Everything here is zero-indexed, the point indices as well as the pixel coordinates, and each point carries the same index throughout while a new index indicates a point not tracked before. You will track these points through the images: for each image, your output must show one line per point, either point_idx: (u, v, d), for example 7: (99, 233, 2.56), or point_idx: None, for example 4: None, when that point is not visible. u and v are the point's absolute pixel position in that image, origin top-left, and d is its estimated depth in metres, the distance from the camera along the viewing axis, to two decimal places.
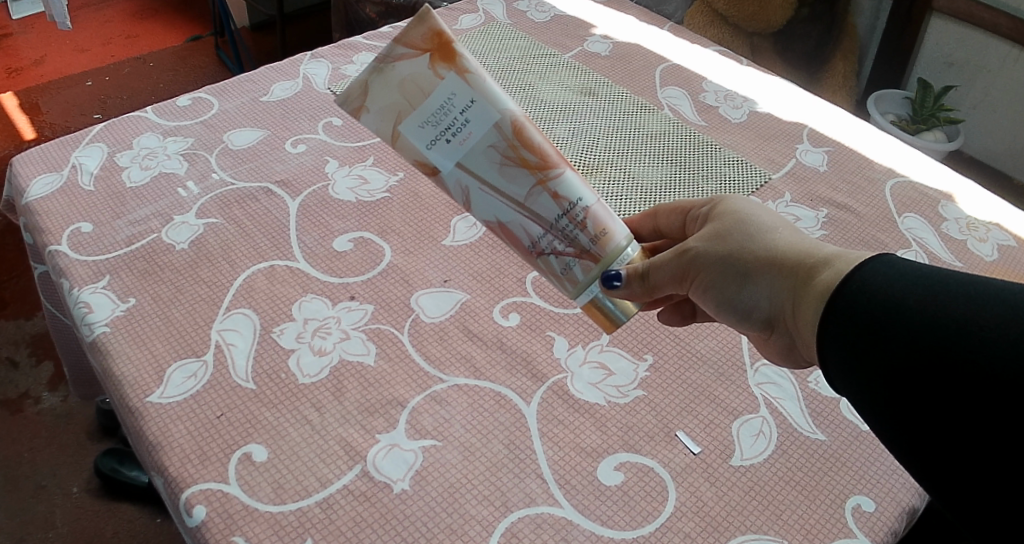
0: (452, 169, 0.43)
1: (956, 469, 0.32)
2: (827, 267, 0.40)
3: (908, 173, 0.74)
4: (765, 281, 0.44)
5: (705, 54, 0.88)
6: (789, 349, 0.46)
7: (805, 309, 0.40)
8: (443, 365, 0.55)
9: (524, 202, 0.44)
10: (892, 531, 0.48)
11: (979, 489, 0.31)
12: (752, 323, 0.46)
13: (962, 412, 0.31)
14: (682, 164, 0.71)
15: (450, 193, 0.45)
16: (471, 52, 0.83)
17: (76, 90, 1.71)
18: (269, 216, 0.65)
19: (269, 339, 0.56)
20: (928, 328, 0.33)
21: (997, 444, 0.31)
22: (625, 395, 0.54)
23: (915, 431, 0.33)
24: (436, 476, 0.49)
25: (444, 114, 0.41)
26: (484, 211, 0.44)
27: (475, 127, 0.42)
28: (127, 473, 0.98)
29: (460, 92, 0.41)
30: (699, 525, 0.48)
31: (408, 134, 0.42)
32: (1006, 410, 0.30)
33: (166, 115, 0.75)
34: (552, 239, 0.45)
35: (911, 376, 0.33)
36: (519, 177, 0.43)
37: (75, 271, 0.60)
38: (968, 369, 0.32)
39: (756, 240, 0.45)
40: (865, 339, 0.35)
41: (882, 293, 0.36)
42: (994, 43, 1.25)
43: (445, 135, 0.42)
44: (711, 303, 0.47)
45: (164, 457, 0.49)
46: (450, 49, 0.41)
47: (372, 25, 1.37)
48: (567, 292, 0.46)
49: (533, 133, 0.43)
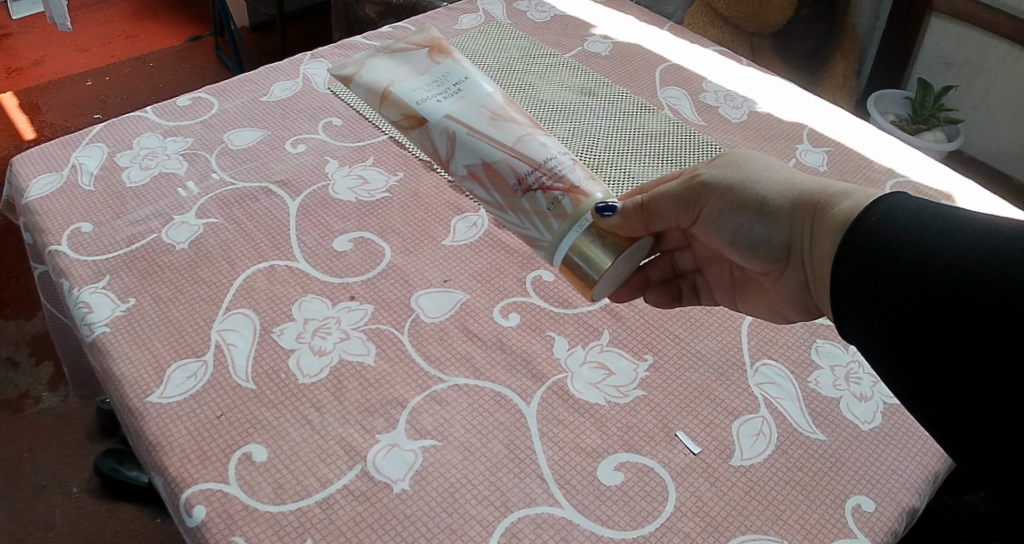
0: (443, 118, 0.54)
1: (950, 394, 0.35)
2: (847, 198, 0.44)
3: (908, 173, 0.74)
4: (781, 215, 0.49)
5: (705, 54, 0.88)
6: (798, 282, 0.51)
7: (823, 237, 0.45)
8: (444, 366, 0.55)
9: (512, 145, 0.52)
10: (892, 531, 0.48)
11: (973, 422, 0.34)
12: (763, 255, 0.51)
13: (971, 355, 0.34)
14: (681, 164, 0.71)
15: (441, 150, 0.55)
16: (471, 52, 0.83)
17: (76, 90, 1.71)
18: (269, 216, 0.65)
19: (269, 339, 0.56)
20: (928, 272, 0.36)
21: (990, 367, 0.33)
22: (625, 395, 0.54)
23: (929, 378, 0.36)
24: (437, 476, 0.49)
25: (443, 84, 0.56)
26: (473, 155, 0.53)
27: (466, 94, 0.55)
28: (127, 473, 0.98)
29: (455, 72, 0.57)
30: (699, 524, 0.48)
31: (407, 94, 0.57)
32: (999, 346, 0.33)
33: (166, 115, 0.75)
34: (540, 176, 0.50)
35: (912, 316, 0.37)
36: (507, 128, 0.53)
37: (75, 271, 0.60)
38: (963, 308, 0.35)
39: (770, 175, 0.50)
40: (871, 284, 0.39)
41: (887, 238, 0.39)
42: (995, 43, 1.25)
43: (438, 97, 0.55)
44: (723, 237, 0.52)
45: (164, 456, 0.49)
46: (445, 49, 0.59)
47: (372, 24, 1.37)
48: (551, 231, 0.49)
49: (517, 109, 0.55)
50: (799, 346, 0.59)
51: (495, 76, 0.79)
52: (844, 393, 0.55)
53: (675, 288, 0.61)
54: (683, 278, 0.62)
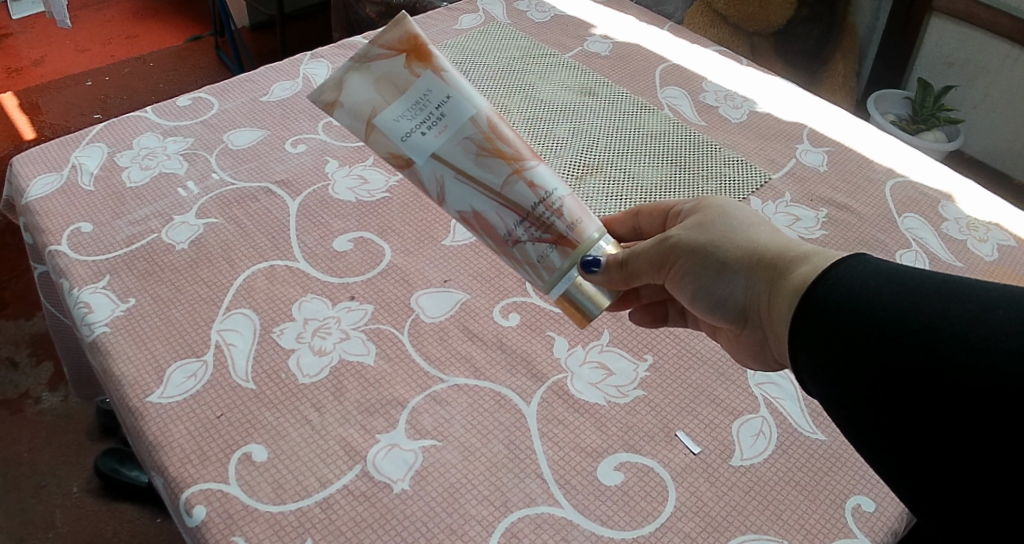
0: (428, 160, 0.45)
1: (932, 459, 0.32)
2: (804, 263, 0.41)
3: (908, 173, 0.74)
4: (740, 277, 0.45)
5: (705, 54, 0.88)
6: (760, 344, 0.47)
7: (778, 304, 0.41)
8: (444, 366, 0.55)
9: (501, 192, 0.46)
10: (892, 531, 0.48)
11: (954, 494, 0.32)
12: (723, 315, 0.48)
13: (961, 423, 0.31)
14: (682, 165, 0.71)
15: (425, 187, 0.47)
16: (471, 53, 0.83)
17: (76, 90, 1.71)
18: (269, 216, 0.65)
19: (270, 339, 0.56)
20: (914, 329, 0.33)
21: (987, 438, 0.30)
22: (625, 395, 0.54)
23: (907, 439, 0.33)
24: (437, 476, 0.49)
25: (421, 107, 0.44)
26: (458, 202, 0.46)
27: (451, 121, 0.45)
28: (127, 473, 0.98)
29: (435, 88, 0.44)
30: (699, 524, 0.48)
31: (383, 126, 0.45)
32: (997, 430, 0.30)
33: (166, 115, 0.75)
34: (529, 227, 0.47)
35: (887, 376, 0.34)
36: (496, 168, 0.46)
37: (75, 271, 0.60)
38: (947, 372, 0.32)
39: (739, 233, 0.46)
40: (842, 337, 0.35)
41: (862, 289, 0.36)
42: (995, 43, 1.25)
43: (421, 128, 0.44)
44: (685, 295, 0.49)
45: (164, 457, 0.49)
46: (424, 51, 0.44)
47: (372, 24, 1.37)
48: (542, 281, 0.47)
49: (503, 129, 0.46)
50: None
51: (495, 77, 0.79)
52: None
53: (659, 310, 0.57)
54: (672, 301, 0.56)
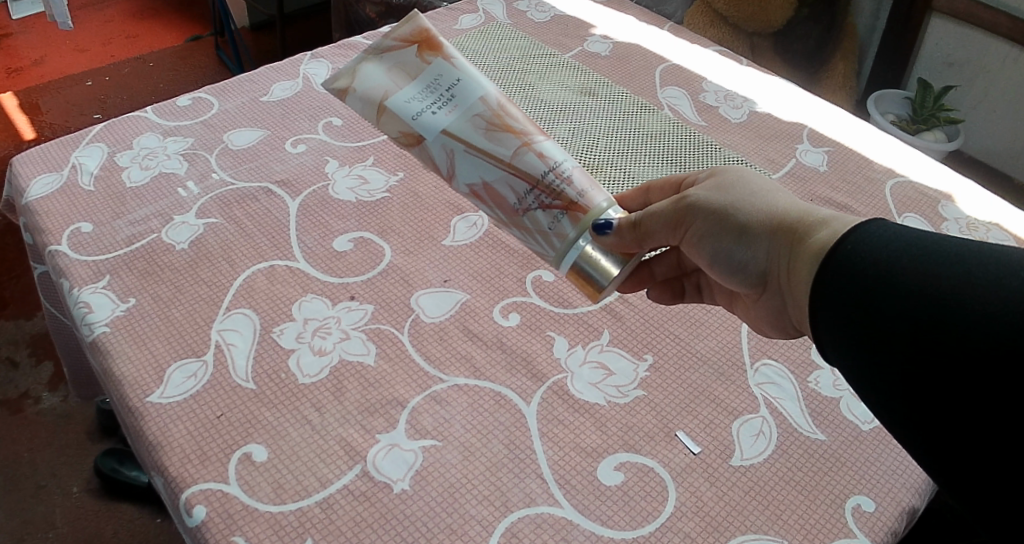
0: (436, 134, 0.47)
1: (941, 431, 0.33)
2: (825, 228, 0.41)
3: (908, 173, 0.74)
4: (761, 242, 0.46)
5: (705, 54, 0.88)
6: (780, 309, 0.48)
7: (799, 269, 0.42)
8: (444, 366, 0.55)
9: (510, 163, 0.46)
10: (892, 531, 0.48)
11: (964, 450, 0.32)
12: (741, 280, 0.48)
13: (968, 393, 0.31)
14: (682, 164, 0.71)
15: (436, 164, 0.48)
16: (471, 53, 0.83)
17: (77, 90, 1.71)
18: (269, 216, 0.65)
19: (269, 339, 0.56)
20: (924, 300, 0.34)
21: (990, 408, 0.31)
22: (625, 395, 0.54)
23: (920, 409, 0.33)
24: (436, 476, 0.49)
25: (432, 89, 0.47)
26: (469, 176, 0.47)
27: (461, 100, 0.47)
28: (127, 472, 0.98)
29: (444, 72, 0.47)
30: (699, 525, 0.48)
31: (393, 107, 0.48)
32: (1001, 400, 0.30)
33: (166, 115, 0.75)
34: (538, 195, 0.46)
35: (902, 342, 0.34)
36: (505, 141, 0.46)
37: (75, 271, 0.60)
38: (959, 341, 0.32)
39: (758, 197, 0.46)
40: (859, 305, 0.36)
41: (875, 259, 0.36)
42: (995, 43, 1.25)
43: (431, 107, 0.47)
44: (702, 258, 0.48)
45: (164, 456, 0.49)
46: (434, 42, 0.48)
47: (371, 24, 1.37)
48: (553, 251, 0.46)
49: (512, 109, 0.48)
50: (798, 346, 0.59)
51: (495, 77, 0.79)
52: (844, 393, 0.56)
53: (676, 286, 0.59)
54: (687, 276, 0.59)
